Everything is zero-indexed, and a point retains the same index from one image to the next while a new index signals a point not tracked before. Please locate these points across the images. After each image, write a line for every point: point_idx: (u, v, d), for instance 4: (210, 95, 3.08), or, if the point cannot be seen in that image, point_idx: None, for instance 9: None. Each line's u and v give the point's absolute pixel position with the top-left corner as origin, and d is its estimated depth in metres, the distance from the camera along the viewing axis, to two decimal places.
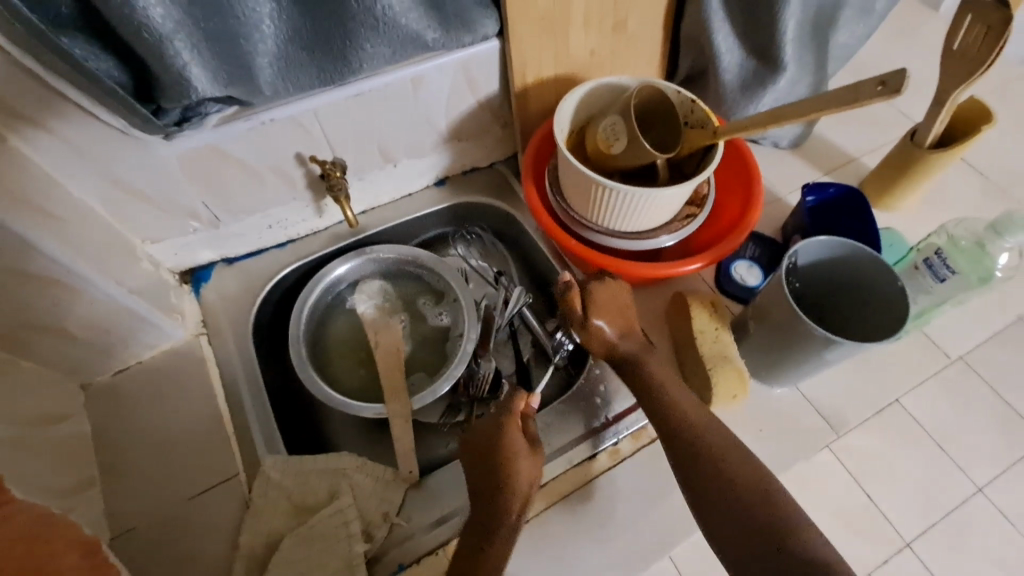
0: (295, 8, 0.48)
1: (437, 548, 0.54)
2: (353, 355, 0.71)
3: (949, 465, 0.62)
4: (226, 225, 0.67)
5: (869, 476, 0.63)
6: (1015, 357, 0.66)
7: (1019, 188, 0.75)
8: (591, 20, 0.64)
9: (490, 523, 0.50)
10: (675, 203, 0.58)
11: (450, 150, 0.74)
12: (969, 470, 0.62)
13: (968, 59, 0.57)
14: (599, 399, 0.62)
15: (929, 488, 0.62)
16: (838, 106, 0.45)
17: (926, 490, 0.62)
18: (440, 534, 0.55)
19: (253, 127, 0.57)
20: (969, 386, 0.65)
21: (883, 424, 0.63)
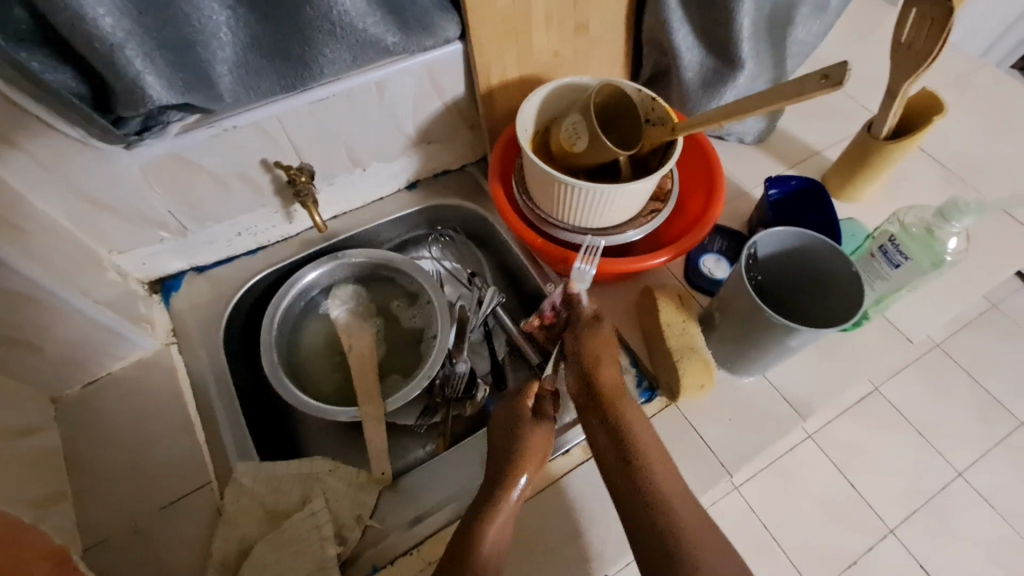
0: (251, 16, 0.49)
1: (411, 549, 0.54)
2: (328, 360, 0.71)
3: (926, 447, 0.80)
4: (195, 233, 0.67)
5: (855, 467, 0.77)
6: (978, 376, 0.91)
7: (974, 175, 0.78)
8: (552, 22, 0.65)
9: (491, 489, 0.51)
10: (639, 197, 0.59)
11: (420, 153, 0.75)
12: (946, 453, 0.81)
13: (915, 51, 0.59)
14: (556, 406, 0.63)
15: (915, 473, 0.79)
16: (785, 100, 0.46)
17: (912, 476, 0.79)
18: (416, 534, 0.55)
19: (215, 134, 0.57)
20: (915, 381, 0.86)
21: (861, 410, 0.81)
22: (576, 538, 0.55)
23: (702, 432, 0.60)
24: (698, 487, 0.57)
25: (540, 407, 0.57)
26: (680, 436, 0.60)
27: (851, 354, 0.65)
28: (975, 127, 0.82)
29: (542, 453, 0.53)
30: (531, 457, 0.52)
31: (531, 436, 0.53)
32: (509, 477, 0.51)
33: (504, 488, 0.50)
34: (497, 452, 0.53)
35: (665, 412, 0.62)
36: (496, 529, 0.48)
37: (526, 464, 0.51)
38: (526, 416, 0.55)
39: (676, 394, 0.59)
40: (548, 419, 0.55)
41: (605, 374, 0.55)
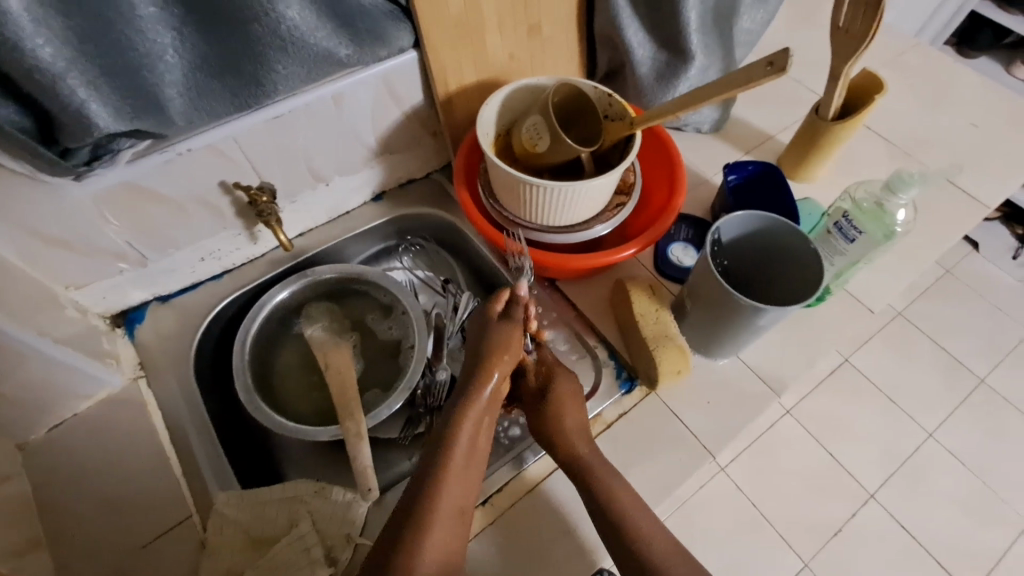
0: (198, 36, 0.48)
1: None
2: (306, 379, 0.70)
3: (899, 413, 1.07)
4: (155, 262, 0.65)
5: (823, 433, 0.92)
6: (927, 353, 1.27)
7: (917, 149, 0.82)
8: (505, 25, 0.66)
9: (465, 386, 0.52)
10: (603, 192, 0.60)
11: (383, 164, 0.74)
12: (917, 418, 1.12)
13: (852, 35, 0.61)
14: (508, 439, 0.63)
15: (877, 441, 0.98)
16: (734, 89, 0.48)
17: (877, 442, 0.98)
18: None
19: (169, 159, 0.55)
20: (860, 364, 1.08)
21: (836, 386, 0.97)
22: (568, 534, 0.56)
23: (683, 418, 0.62)
24: (684, 471, 0.58)
25: (509, 311, 0.58)
26: (662, 423, 0.61)
27: (817, 328, 0.67)
28: (915, 104, 0.86)
29: (513, 349, 0.54)
30: (503, 352, 0.54)
31: (498, 335, 0.55)
32: (484, 371, 0.52)
33: (477, 382, 0.52)
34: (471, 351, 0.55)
35: (645, 401, 0.63)
36: (466, 440, 0.49)
37: (497, 360, 0.53)
38: (494, 320, 0.56)
39: (654, 382, 0.60)
40: (516, 321, 0.56)
41: (570, 417, 0.55)
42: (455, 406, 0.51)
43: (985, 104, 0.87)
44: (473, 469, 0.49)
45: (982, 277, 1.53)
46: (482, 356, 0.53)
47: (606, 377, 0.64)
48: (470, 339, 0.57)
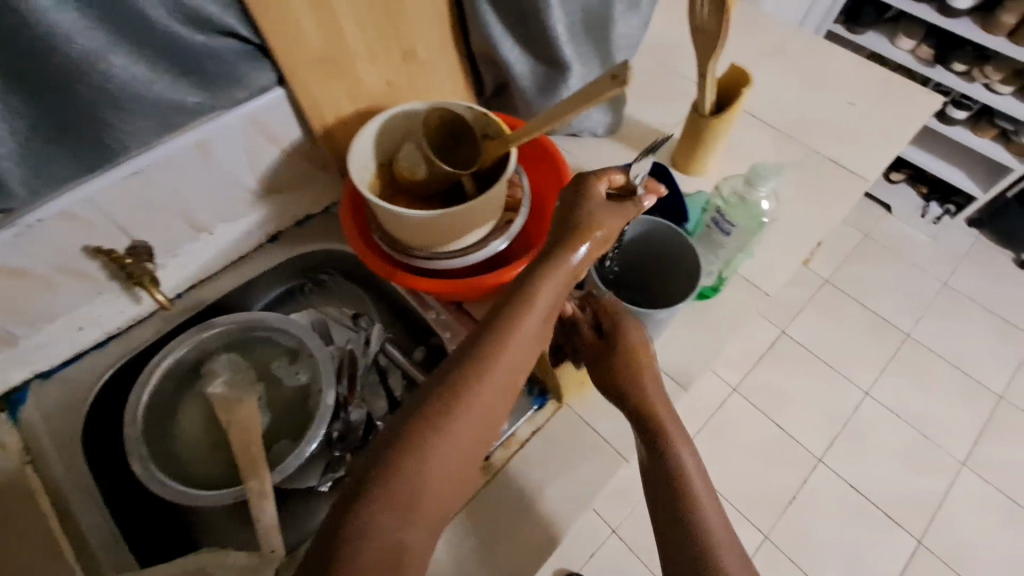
0: (22, 103, 0.45)
1: None
2: (210, 441, 0.65)
3: (835, 374, 1.40)
4: (27, 338, 0.60)
5: (776, 398, 1.36)
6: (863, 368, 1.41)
7: (799, 131, 0.85)
8: (375, 52, 0.65)
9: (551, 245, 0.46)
10: (488, 209, 0.60)
11: (274, 204, 0.72)
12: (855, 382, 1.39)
13: (710, 34, 0.63)
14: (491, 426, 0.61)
15: (775, 414, 1.34)
16: (587, 103, 0.48)
17: (791, 403, 1.36)
18: None
19: (19, 232, 0.52)
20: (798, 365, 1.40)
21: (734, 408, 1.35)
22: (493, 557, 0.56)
23: (596, 426, 0.63)
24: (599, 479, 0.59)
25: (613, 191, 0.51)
26: (576, 434, 0.62)
27: (720, 317, 0.69)
28: (796, 88, 0.90)
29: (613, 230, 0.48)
30: (605, 231, 0.47)
31: (597, 206, 0.48)
32: (578, 234, 0.46)
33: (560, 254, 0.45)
34: (563, 211, 0.48)
35: (556, 416, 0.63)
36: (524, 334, 0.43)
37: (597, 228, 0.47)
38: (598, 194, 0.49)
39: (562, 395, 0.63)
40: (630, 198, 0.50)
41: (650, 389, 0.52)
42: (538, 265, 0.45)
43: (857, 81, 0.92)
44: (526, 345, 0.43)
45: (894, 237, 1.62)
46: (568, 225, 0.47)
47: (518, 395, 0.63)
48: (561, 206, 0.49)
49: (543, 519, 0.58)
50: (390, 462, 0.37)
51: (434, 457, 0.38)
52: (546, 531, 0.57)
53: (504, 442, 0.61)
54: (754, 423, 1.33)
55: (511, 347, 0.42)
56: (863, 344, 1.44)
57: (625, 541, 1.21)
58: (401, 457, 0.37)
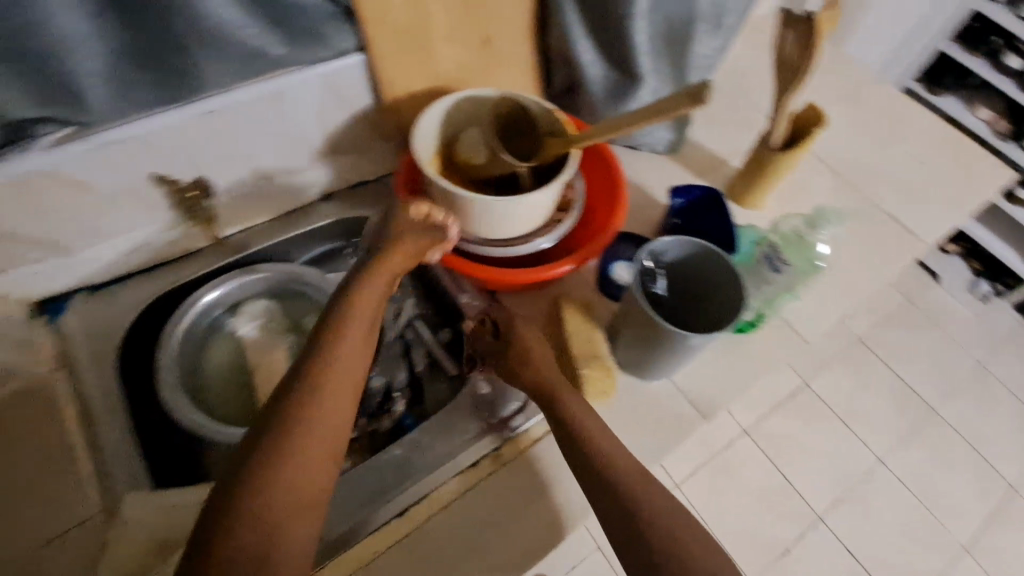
0: (119, 27, 0.46)
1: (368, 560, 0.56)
2: (234, 380, 0.68)
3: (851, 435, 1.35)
4: (81, 252, 0.62)
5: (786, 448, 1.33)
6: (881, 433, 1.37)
7: (863, 181, 0.83)
8: (455, 33, 0.66)
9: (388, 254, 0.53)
10: (540, 208, 0.60)
11: (331, 165, 0.73)
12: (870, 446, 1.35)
13: (793, 68, 0.62)
14: (491, 396, 0.64)
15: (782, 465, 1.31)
16: (661, 115, 0.48)
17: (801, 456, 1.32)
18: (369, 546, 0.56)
19: (92, 148, 0.53)
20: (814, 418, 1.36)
21: (741, 449, 1.32)
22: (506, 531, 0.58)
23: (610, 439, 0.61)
24: None
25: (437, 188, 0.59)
26: None
27: (752, 354, 0.67)
28: (866, 137, 0.88)
29: (434, 247, 0.56)
30: (416, 248, 0.55)
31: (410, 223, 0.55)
32: (421, 250, 0.55)
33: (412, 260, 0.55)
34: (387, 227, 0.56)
35: None
36: (347, 352, 0.47)
37: (406, 248, 0.54)
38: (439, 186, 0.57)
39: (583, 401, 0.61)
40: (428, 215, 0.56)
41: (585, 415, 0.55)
42: (354, 289, 0.51)
43: (932, 141, 0.89)
44: (351, 373, 0.47)
45: (938, 307, 1.56)
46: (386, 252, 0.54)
47: None
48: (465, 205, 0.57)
49: (564, 496, 0.60)
50: (260, 464, 0.41)
51: (303, 457, 0.42)
52: (556, 510, 0.59)
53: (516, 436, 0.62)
54: (759, 468, 1.30)
55: (335, 367, 0.46)
56: (887, 411, 1.39)
57: (608, 559, 1.19)
58: (264, 480, 0.41)
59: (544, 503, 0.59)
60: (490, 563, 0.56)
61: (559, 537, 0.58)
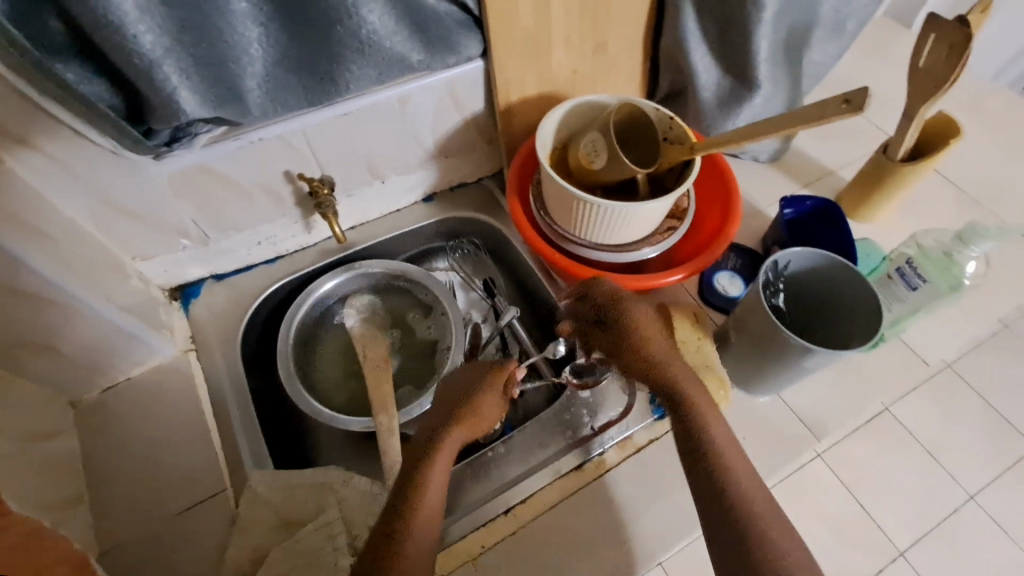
0: (282, 33, 0.49)
1: (461, 563, 0.55)
2: (342, 370, 0.72)
3: None
4: (216, 242, 0.67)
5: None
6: None
7: (988, 197, 0.78)
8: (572, 41, 0.66)
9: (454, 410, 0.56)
10: (655, 217, 0.60)
11: (438, 167, 0.76)
12: None
13: (934, 75, 0.59)
14: (571, 415, 0.64)
15: None
16: (806, 123, 0.47)
17: None
18: (469, 546, 0.56)
19: (242, 145, 0.58)
20: None
21: None
22: (610, 539, 0.56)
23: None
24: None
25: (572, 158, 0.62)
26: None
27: (867, 375, 0.65)
28: (991, 150, 0.82)
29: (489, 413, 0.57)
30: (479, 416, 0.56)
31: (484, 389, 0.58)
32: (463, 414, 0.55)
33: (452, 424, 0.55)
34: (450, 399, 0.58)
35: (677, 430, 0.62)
36: (439, 482, 0.50)
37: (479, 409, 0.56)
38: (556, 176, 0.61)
39: None
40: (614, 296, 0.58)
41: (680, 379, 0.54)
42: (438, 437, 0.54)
43: None
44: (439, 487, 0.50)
45: None
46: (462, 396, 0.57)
47: (639, 400, 0.63)
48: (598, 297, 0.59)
49: (675, 506, 0.57)
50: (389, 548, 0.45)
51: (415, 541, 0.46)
52: (665, 521, 0.57)
53: (620, 442, 0.61)
54: None
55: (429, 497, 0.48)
56: None
57: None
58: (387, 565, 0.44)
59: (655, 512, 0.57)
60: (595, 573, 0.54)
61: (662, 554, 0.55)
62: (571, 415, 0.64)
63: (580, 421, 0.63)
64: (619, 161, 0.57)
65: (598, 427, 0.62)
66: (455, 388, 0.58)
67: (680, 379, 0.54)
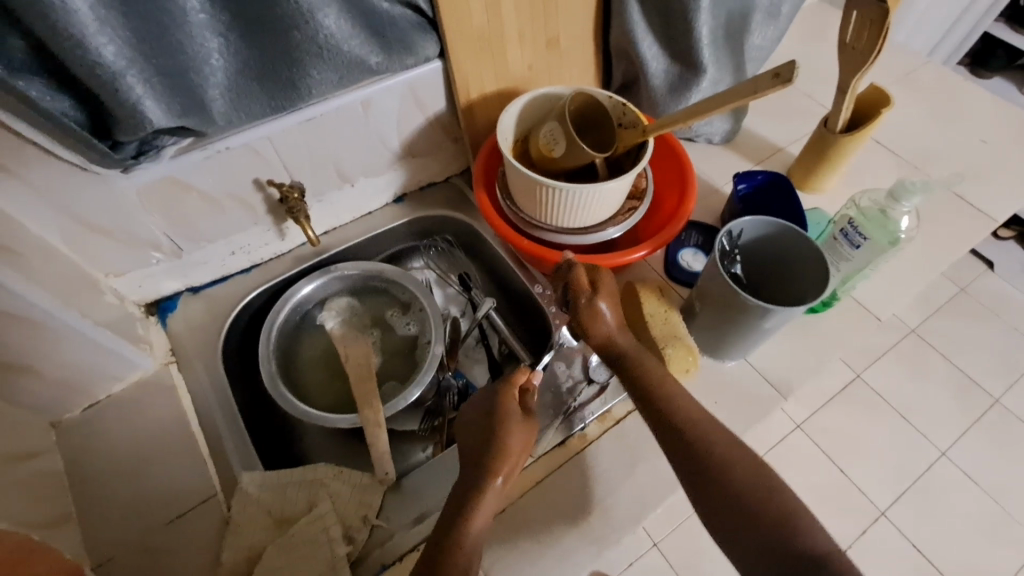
0: (241, 41, 0.51)
1: (417, 545, 0.56)
2: (325, 371, 0.73)
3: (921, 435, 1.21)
4: (189, 253, 0.68)
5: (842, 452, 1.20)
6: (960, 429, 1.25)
7: (924, 161, 0.83)
8: (524, 37, 0.69)
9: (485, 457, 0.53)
10: (615, 196, 0.62)
11: (406, 167, 0.78)
12: (939, 443, 1.22)
13: (860, 49, 0.63)
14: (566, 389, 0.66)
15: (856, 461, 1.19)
16: (744, 98, 0.50)
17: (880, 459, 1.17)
18: (420, 531, 0.57)
19: (209, 156, 0.59)
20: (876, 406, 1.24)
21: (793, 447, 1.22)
22: (595, 506, 0.58)
23: None
24: None
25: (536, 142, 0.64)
26: None
27: (825, 334, 0.69)
28: (924, 119, 0.88)
29: (522, 445, 0.54)
30: (512, 449, 0.53)
31: (509, 427, 0.54)
32: (493, 467, 0.52)
33: (487, 478, 0.52)
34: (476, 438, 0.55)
35: None
36: (480, 523, 0.50)
37: (508, 455, 0.53)
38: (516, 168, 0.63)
39: None
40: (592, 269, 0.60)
41: (645, 358, 0.56)
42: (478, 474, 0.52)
43: (997, 119, 0.88)
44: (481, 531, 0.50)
45: (998, 294, 1.48)
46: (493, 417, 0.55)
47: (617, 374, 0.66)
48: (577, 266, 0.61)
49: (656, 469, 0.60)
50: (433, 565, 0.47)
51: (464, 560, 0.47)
52: (647, 486, 0.59)
53: (600, 416, 0.64)
54: (816, 465, 1.19)
55: (472, 533, 0.49)
56: (946, 397, 1.27)
57: (665, 556, 1.14)
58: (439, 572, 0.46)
59: (636, 479, 0.60)
60: (584, 543, 0.56)
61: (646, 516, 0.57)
62: (564, 390, 0.66)
63: (564, 397, 0.66)
64: (578, 147, 0.60)
65: (579, 402, 0.65)
66: (477, 424, 0.56)
67: (673, 388, 0.54)
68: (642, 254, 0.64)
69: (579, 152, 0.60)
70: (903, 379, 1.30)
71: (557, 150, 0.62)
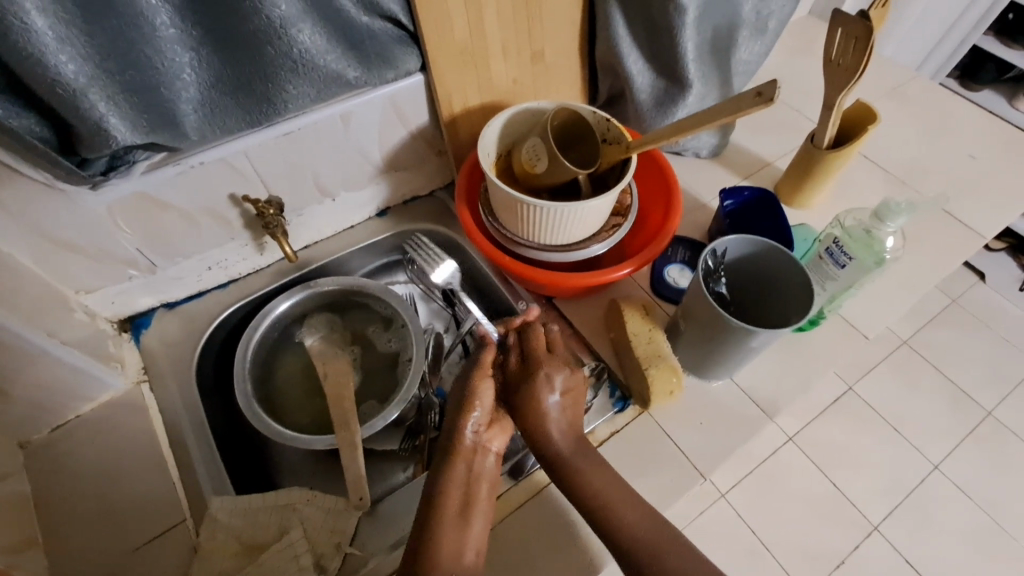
0: (214, 56, 0.50)
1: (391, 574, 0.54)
2: (304, 389, 0.71)
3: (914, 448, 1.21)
4: (164, 269, 0.67)
5: (833, 467, 1.16)
6: (954, 443, 1.24)
7: (912, 175, 0.83)
8: (509, 51, 0.68)
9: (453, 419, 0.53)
10: (599, 213, 0.61)
11: (388, 181, 0.77)
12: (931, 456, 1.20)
13: (846, 66, 0.62)
14: None
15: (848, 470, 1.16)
16: (724, 116, 0.49)
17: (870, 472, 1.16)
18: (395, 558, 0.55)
19: (182, 171, 0.57)
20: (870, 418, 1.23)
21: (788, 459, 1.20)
22: (577, 534, 0.56)
23: (677, 438, 0.62)
24: (673, 491, 0.59)
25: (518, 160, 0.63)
26: (655, 443, 0.62)
27: (812, 352, 0.67)
28: (912, 133, 0.88)
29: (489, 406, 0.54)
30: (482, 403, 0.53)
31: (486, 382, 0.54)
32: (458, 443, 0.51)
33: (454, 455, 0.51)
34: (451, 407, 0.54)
35: (637, 419, 0.63)
36: (452, 529, 0.48)
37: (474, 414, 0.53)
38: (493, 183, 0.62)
39: (647, 401, 0.61)
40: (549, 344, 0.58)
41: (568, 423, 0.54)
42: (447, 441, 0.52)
43: (985, 134, 0.88)
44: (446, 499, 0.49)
45: (989, 306, 1.48)
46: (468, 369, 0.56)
47: (600, 395, 0.65)
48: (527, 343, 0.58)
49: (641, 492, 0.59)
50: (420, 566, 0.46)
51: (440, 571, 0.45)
52: None
53: None
54: (808, 476, 1.16)
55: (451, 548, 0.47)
56: (938, 410, 1.26)
57: None
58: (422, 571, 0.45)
59: None
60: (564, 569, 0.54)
61: None
62: None
63: None
64: (558, 164, 0.59)
65: None
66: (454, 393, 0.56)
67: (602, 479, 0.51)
68: (626, 270, 0.63)
69: (557, 169, 0.59)
70: (896, 390, 1.28)
71: (540, 165, 0.61)
